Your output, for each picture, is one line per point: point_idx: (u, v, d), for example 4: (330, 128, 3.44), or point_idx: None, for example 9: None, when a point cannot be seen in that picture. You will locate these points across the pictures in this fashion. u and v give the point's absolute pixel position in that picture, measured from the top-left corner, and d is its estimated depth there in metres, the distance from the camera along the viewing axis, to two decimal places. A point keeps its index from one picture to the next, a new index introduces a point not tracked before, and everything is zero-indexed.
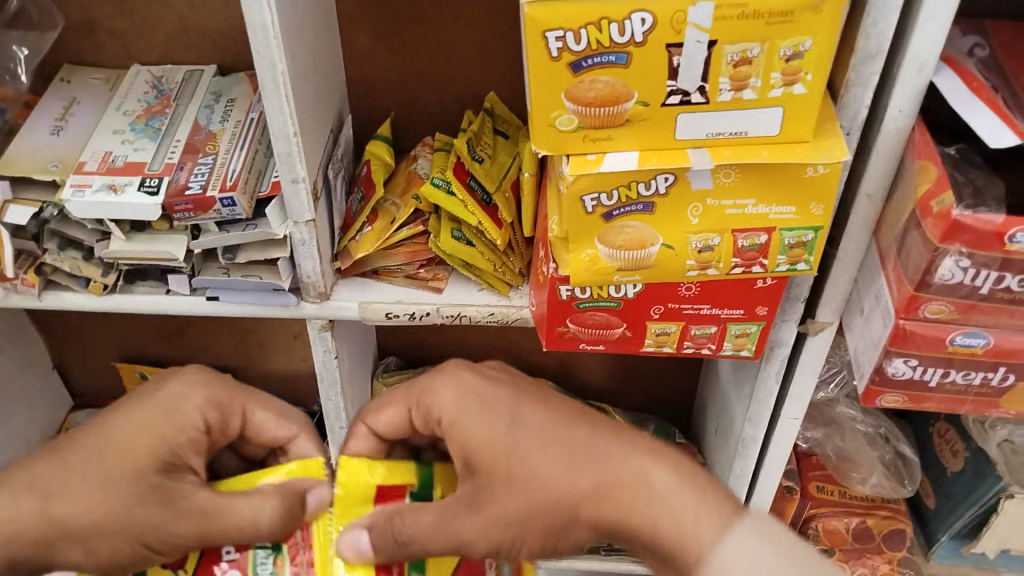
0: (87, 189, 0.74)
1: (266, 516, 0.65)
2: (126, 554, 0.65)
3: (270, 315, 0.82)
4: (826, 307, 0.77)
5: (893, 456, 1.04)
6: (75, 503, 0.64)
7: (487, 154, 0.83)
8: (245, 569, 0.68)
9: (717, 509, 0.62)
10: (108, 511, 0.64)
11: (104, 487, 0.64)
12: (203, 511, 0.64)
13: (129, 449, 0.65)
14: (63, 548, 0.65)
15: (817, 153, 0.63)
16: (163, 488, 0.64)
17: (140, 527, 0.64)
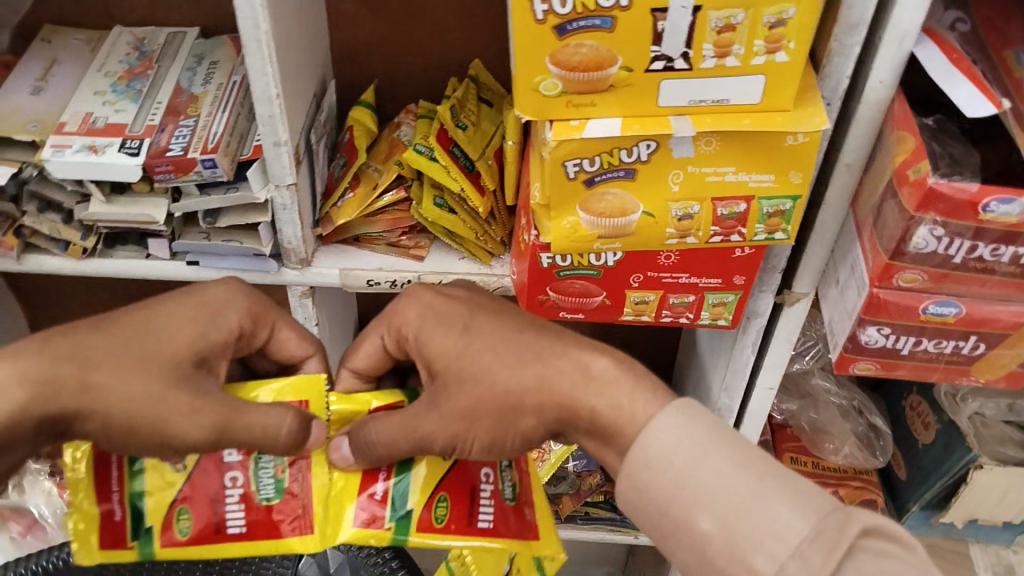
0: (67, 149, 0.74)
1: (285, 432, 0.62)
2: (141, 443, 0.61)
3: (250, 280, 0.81)
4: (803, 278, 0.78)
5: (865, 428, 1.07)
6: (105, 379, 0.60)
7: (470, 122, 0.83)
8: (246, 475, 0.67)
9: (652, 392, 0.60)
10: (128, 401, 0.60)
11: (135, 369, 0.60)
12: (221, 417, 0.61)
13: (161, 341, 0.62)
14: (84, 422, 0.60)
15: (798, 122, 0.64)
16: (193, 382, 0.62)
17: (169, 415, 0.60)
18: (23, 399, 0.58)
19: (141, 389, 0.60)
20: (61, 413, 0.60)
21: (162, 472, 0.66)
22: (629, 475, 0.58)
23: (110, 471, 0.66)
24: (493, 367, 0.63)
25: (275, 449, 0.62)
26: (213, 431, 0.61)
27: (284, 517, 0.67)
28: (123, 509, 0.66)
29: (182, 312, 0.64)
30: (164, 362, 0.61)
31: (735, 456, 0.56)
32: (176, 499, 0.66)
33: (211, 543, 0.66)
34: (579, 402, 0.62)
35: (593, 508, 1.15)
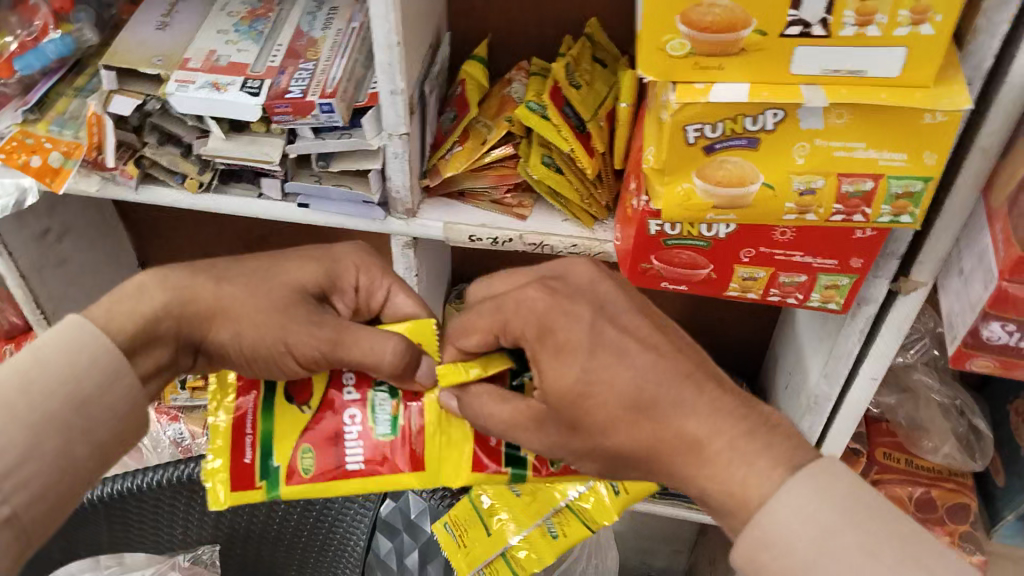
0: (191, 85, 0.75)
1: (388, 355, 0.65)
2: (263, 353, 0.66)
3: (356, 227, 0.83)
4: (922, 267, 0.75)
5: (966, 429, 1.02)
6: (234, 295, 0.67)
7: (584, 82, 0.82)
8: (366, 409, 0.69)
9: (767, 474, 0.54)
10: (256, 314, 0.66)
11: (261, 289, 0.67)
12: (335, 335, 0.66)
13: (285, 273, 0.69)
14: (216, 329, 0.66)
15: (939, 99, 0.60)
16: (311, 306, 0.68)
17: (285, 328, 0.66)
18: (163, 300, 0.65)
19: (264, 304, 0.67)
20: (196, 317, 0.66)
21: (287, 411, 0.70)
22: (746, 544, 0.54)
23: (245, 416, 0.69)
24: (607, 423, 0.58)
25: (382, 371, 0.65)
26: (329, 345, 0.66)
27: (402, 450, 0.68)
28: (253, 449, 0.69)
29: (307, 255, 0.71)
30: (287, 288, 0.68)
31: (865, 540, 0.51)
32: (303, 436, 0.69)
33: (335, 479, 0.68)
34: (692, 478, 0.57)
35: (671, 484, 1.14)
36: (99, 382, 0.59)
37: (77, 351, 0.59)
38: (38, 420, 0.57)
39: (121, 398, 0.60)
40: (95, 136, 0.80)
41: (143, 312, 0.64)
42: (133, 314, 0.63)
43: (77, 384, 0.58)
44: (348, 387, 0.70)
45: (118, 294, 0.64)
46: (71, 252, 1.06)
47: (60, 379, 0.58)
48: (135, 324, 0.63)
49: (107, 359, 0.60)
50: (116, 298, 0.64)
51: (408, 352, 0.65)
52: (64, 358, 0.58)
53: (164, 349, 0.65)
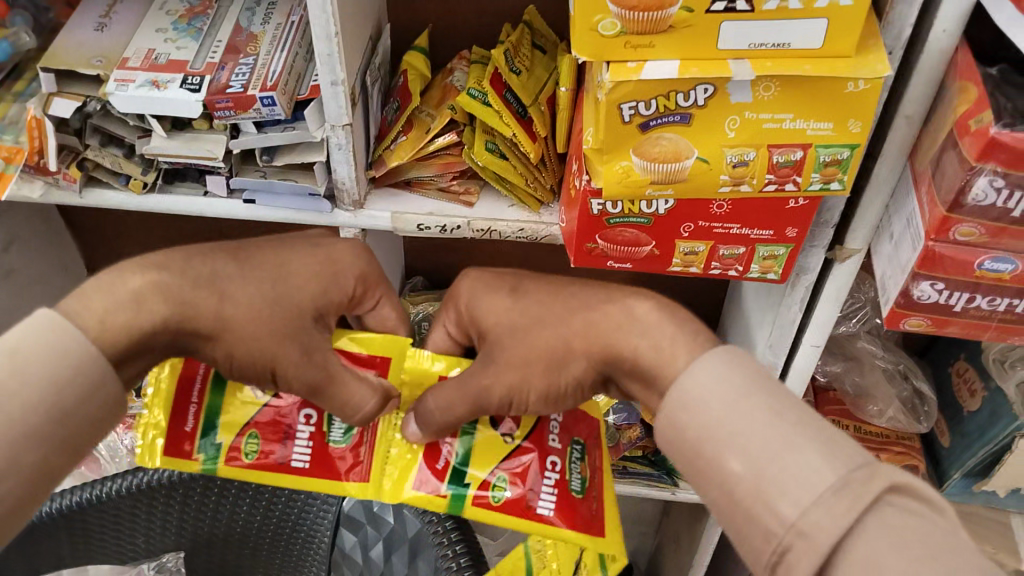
0: (131, 84, 0.75)
1: (366, 410, 0.65)
2: (244, 370, 0.63)
3: (304, 221, 0.83)
4: (856, 234, 0.78)
5: (910, 394, 1.06)
6: (238, 315, 0.61)
7: (524, 67, 0.83)
8: (320, 422, 0.71)
9: (691, 340, 0.58)
10: (253, 335, 0.62)
11: (266, 303, 0.63)
12: (327, 372, 0.64)
13: (290, 286, 0.64)
14: (208, 344, 0.62)
15: (859, 68, 0.63)
16: (309, 336, 0.64)
17: (275, 358, 0.63)
18: (163, 315, 0.59)
19: (267, 327, 0.62)
20: (191, 333, 0.61)
21: (238, 398, 0.71)
22: (666, 411, 0.56)
23: (193, 384, 0.71)
24: (543, 320, 0.64)
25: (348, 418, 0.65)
26: (309, 384, 0.64)
27: (344, 463, 0.70)
28: (196, 419, 0.70)
29: (309, 259, 0.67)
30: (290, 309, 0.63)
31: (772, 403, 0.52)
32: (250, 424, 0.71)
33: (270, 471, 0.70)
34: (624, 351, 0.61)
35: (630, 463, 1.17)
36: (81, 398, 0.54)
37: (56, 359, 0.53)
38: (9, 439, 0.51)
39: (100, 413, 0.55)
40: (36, 140, 0.80)
41: (141, 323, 0.57)
42: (129, 327, 0.57)
43: (58, 398, 0.53)
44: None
45: (114, 298, 0.57)
46: (18, 262, 1.05)
47: (41, 392, 0.52)
48: (130, 336, 0.57)
49: (92, 370, 0.54)
50: (112, 300, 0.57)
51: (380, 403, 0.66)
52: (43, 367, 0.52)
53: (147, 358, 0.60)
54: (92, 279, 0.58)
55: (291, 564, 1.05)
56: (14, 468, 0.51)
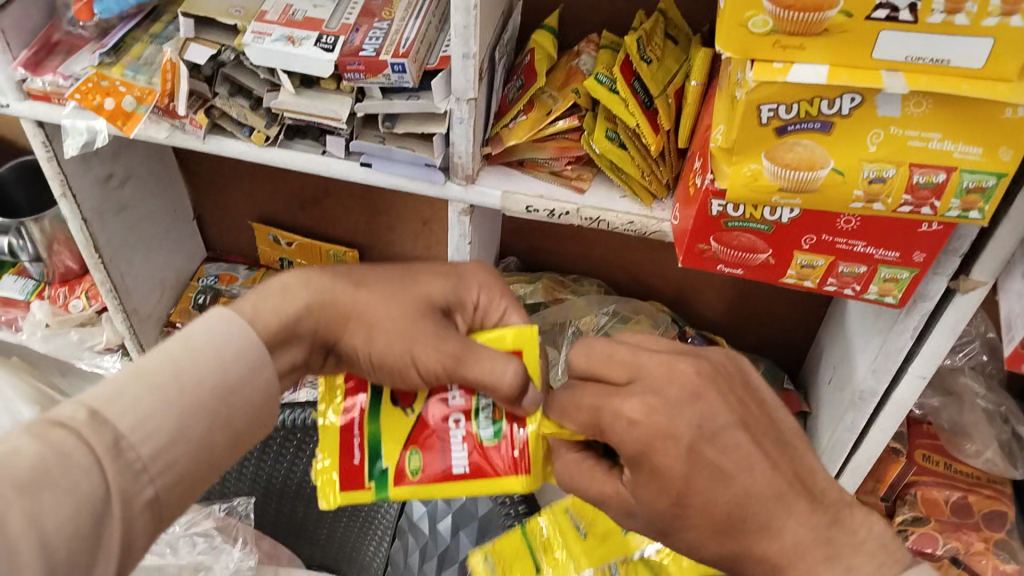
0: (266, 37, 0.76)
1: (506, 384, 0.66)
2: (386, 355, 0.69)
3: (416, 190, 0.83)
4: (984, 266, 0.74)
5: (1009, 437, 1.02)
6: (371, 300, 0.70)
7: (655, 57, 0.81)
8: (471, 411, 0.71)
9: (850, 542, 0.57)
10: (392, 320, 0.69)
11: (393, 292, 0.71)
12: (459, 350, 0.68)
13: (416, 284, 0.72)
14: (350, 332, 0.70)
15: (1021, 93, 0.59)
16: (441, 322, 0.71)
17: (412, 335, 0.68)
18: (308, 302, 0.69)
19: (403, 316, 0.70)
20: (333, 317, 0.70)
21: (395, 412, 0.72)
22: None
23: (353, 418, 0.72)
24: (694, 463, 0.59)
25: (496, 395, 0.67)
26: (451, 356, 0.68)
27: (505, 457, 0.69)
28: (361, 450, 0.71)
29: (439, 272, 0.75)
30: (418, 300, 0.71)
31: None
32: (409, 440, 0.71)
33: (444, 483, 0.69)
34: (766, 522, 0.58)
35: None
36: (242, 376, 0.63)
37: (222, 341, 0.63)
38: (184, 406, 0.59)
39: (258, 393, 0.64)
40: (168, 83, 0.82)
41: (289, 312, 0.68)
42: (277, 313, 0.67)
43: (224, 375, 0.62)
44: (451, 392, 0.71)
45: (267, 291, 0.68)
46: (131, 199, 1.08)
47: (210, 370, 0.61)
48: (280, 321, 0.67)
49: (248, 350, 0.64)
50: (262, 294, 0.68)
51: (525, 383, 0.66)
52: (212, 348, 0.62)
53: (299, 348, 0.69)
54: (250, 289, 0.69)
55: (359, 523, 1.09)
56: (185, 436, 0.58)
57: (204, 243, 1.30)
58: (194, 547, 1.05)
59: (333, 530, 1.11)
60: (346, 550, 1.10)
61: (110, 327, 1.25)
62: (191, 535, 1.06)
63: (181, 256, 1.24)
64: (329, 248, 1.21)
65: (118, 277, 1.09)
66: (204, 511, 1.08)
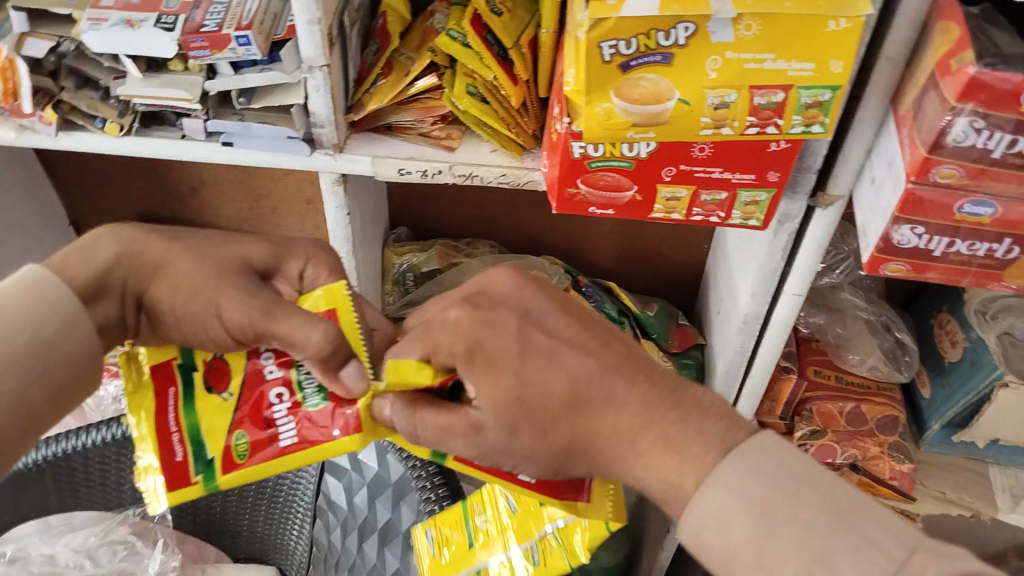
0: (104, 23, 0.74)
1: (311, 342, 0.63)
2: (190, 313, 0.66)
3: (285, 165, 0.82)
4: (838, 180, 0.77)
5: (892, 344, 1.07)
6: (183, 254, 0.68)
7: (506, 8, 0.80)
8: (291, 386, 0.68)
9: (699, 458, 0.59)
10: (197, 277, 0.67)
11: (201, 252, 0.68)
12: (266, 304, 0.66)
13: (234, 244, 0.70)
14: (158, 284, 0.67)
15: (840, 6, 0.62)
16: (252, 280, 0.68)
17: (215, 290, 0.66)
18: (116, 252, 0.67)
19: (209, 271, 0.67)
20: (141, 269, 0.67)
21: (208, 401, 0.69)
22: (689, 528, 0.59)
23: (168, 411, 0.68)
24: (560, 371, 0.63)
25: (305, 355, 0.64)
26: (257, 310, 0.65)
27: (330, 415, 0.66)
28: (183, 443, 0.67)
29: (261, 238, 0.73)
30: (231, 258, 0.69)
31: (803, 508, 0.55)
32: (232, 421, 0.67)
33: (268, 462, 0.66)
34: (604, 404, 0.61)
35: None
36: (59, 329, 0.62)
37: (34, 297, 0.62)
38: None
39: (78, 347, 0.63)
40: (9, 81, 0.79)
41: (98, 262, 0.66)
42: (86, 265, 0.66)
43: (38, 328, 0.61)
44: (269, 365, 0.69)
45: (77, 247, 0.67)
46: None
47: (20, 323, 0.61)
48: (90, 272, 0.66)
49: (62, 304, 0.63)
50: (74, 252, 0.67)
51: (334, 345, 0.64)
52: (25, 303, 0.61)
53: (114, 300, 0.67)
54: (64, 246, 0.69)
55: (281, 510, 1.09)
56: None
57: None
58: (115, 555, 1.05)
59: (255, 519, 1.13)
60: (270, 536, 1.14)
61: None
62: (110, 543, 1.05)
63: None
64: None
65: None
66: (118, 517, 1.07)
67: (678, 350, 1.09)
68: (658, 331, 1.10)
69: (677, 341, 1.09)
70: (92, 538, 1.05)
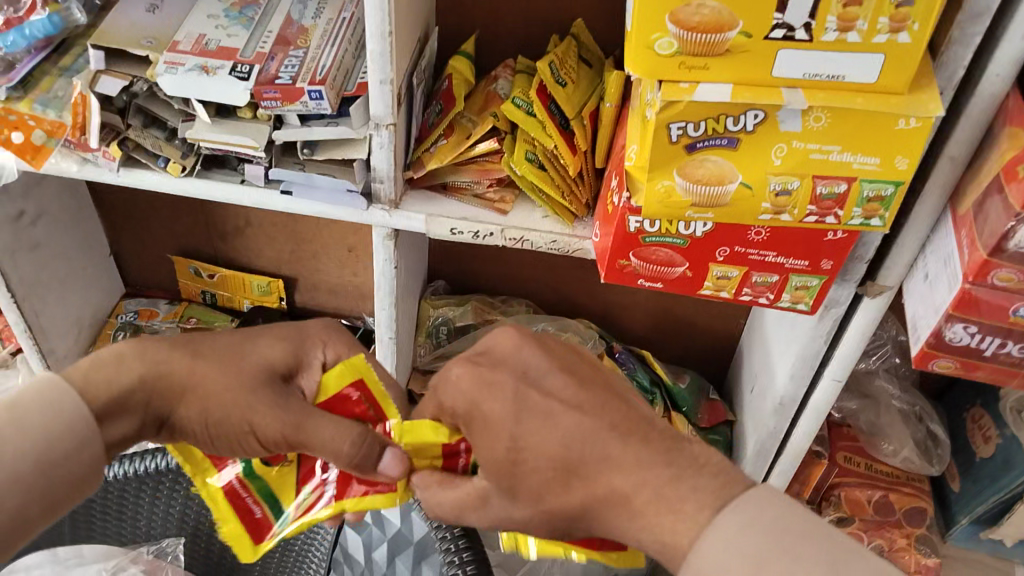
0: (180, 68, 0.76)
1: (343, 452, 0.65)
2: (227, 432, 0.67)
3: (339, 217, 0.83)
4: (890, 271, 0.78)
5: (924, 435, 1.07)
6: (208, 372, 0.67)
7: (570, 80, 0.83)
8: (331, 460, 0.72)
9: None
10: (225, 396, 0.67)
11: (224, 366, 0.68)
12: (298, 418, 0.67)
13: (260, 350, 0.70)
14: (183, 407, 0.67)
15: (911, 106, 0.63)
16: (279, 386, 0.69)
17: (247, 411, 0.67)
18: (140, 373, 0.66)
19: (233, 388, 0.67)
20: (167, 391, 0.67)
21: (272, 472, 0.74)
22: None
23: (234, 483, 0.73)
24: None
25: (339, 463, 0.66)
26: (291, 429, 0.67)
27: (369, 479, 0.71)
28: (259, 505, 0.73)
29: (273, 334, 0.72)
30: (255, 367, 0.69)
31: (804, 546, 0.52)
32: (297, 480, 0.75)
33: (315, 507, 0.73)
34: None
35: None
36: (67, 451, 0.61)
37: (50, 415, 0.61)
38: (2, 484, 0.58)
39: (83, 466, 0.62)
40: (79, 116, 0.80)
41: (119, 384, 0.65)
42: (108, 384, 0.65)
43: (49, 449, 0.60)
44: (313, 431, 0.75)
45: (99, 361, 0.65)
46: (43, 237, 1.06)
47: (29, 445, 0.59)
48: (108, 394, 0.64)
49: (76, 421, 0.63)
50: (94, 365, 0.65)
51: (365, 444, 0.66)
52: (37, 423, 0.60)
53: (133, 421, 0.66)
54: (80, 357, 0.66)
55: None
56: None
57: (123, 279, 1.27)
58: None
59: None
60: None
61: (25, 369, 1.21)
62: None
63: (98, 293, 1.21)
64: (254, 280, 1.21)
65: (33, 318, 1.06)
66: (129, 555, 1.03)
67: (707, 425, 1.09)
68: (688, 404, 1.10)
69: (707, 416, 1.09)
70: (103, 574, 1.01)
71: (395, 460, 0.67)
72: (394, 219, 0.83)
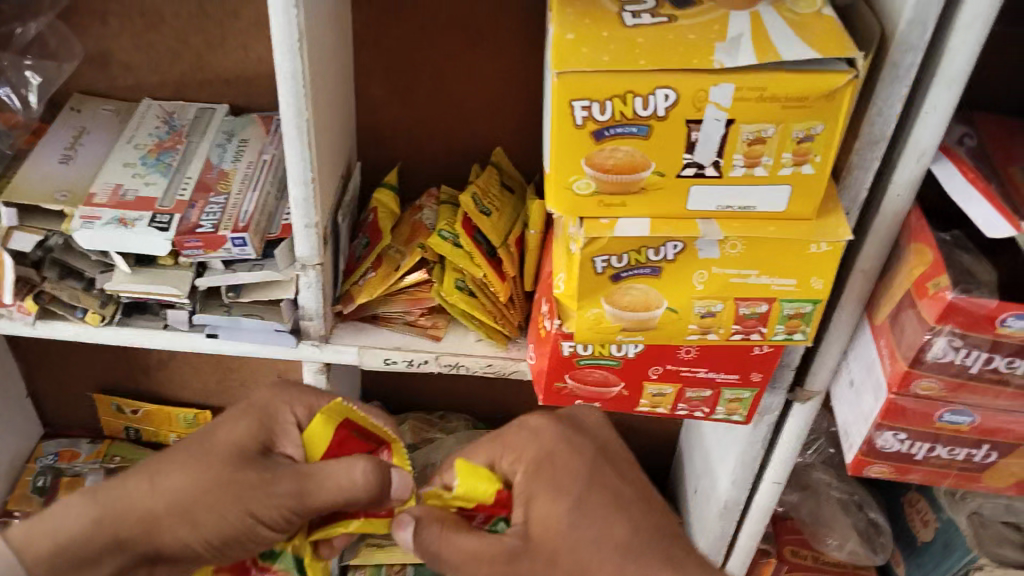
0: (96, 221, 0.75)
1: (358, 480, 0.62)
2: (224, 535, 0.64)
3: (270, 354, 0.81)
4: (816, 377, 0.80)
5: (865, 523, 1.09)
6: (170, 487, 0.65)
7: (494, 207, 0.85)
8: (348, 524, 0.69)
9: None
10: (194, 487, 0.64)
11: (198, 466, 0.65)
12: (296, 486, 0.63)
13: (222, 437, 0.67)
14: (160, 534, 0.65)
15: (821, 232, 0.66)
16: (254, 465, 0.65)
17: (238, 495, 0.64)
18: (94, 516, 0.65)
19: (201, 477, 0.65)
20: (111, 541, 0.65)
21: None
22: None
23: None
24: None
25: (357, 499, 0.63)
26: (292, 500, 0.63)
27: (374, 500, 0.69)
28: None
29: (237, 412, 0.69)
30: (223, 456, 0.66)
31: None
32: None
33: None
34: None
35: None
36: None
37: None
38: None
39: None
40: None
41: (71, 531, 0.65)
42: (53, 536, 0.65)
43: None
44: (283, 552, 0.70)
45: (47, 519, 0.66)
46: None
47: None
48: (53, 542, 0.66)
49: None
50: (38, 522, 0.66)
51: (381, 474, 0.63)
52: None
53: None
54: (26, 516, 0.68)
55: None
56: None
57: (41, 420, 1.21)
58: None
59: None
60: None
61: None
62: None
63: (13, 438, 1.15)
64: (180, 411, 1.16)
65: None
66: None
67: None
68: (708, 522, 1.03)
69: None
70: None
71: (404, 482, 0.67)
72: (325, 357, 0.82)
